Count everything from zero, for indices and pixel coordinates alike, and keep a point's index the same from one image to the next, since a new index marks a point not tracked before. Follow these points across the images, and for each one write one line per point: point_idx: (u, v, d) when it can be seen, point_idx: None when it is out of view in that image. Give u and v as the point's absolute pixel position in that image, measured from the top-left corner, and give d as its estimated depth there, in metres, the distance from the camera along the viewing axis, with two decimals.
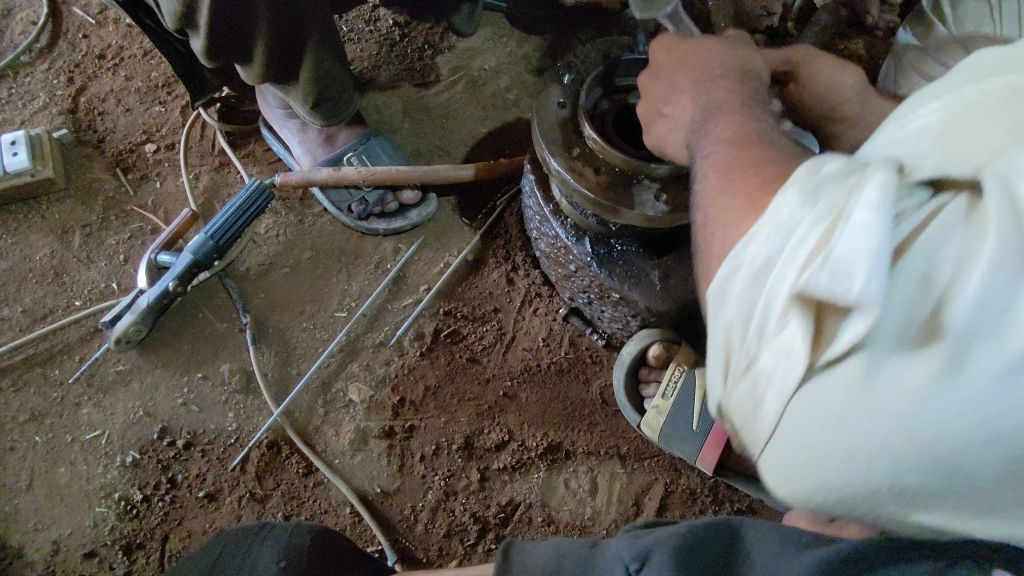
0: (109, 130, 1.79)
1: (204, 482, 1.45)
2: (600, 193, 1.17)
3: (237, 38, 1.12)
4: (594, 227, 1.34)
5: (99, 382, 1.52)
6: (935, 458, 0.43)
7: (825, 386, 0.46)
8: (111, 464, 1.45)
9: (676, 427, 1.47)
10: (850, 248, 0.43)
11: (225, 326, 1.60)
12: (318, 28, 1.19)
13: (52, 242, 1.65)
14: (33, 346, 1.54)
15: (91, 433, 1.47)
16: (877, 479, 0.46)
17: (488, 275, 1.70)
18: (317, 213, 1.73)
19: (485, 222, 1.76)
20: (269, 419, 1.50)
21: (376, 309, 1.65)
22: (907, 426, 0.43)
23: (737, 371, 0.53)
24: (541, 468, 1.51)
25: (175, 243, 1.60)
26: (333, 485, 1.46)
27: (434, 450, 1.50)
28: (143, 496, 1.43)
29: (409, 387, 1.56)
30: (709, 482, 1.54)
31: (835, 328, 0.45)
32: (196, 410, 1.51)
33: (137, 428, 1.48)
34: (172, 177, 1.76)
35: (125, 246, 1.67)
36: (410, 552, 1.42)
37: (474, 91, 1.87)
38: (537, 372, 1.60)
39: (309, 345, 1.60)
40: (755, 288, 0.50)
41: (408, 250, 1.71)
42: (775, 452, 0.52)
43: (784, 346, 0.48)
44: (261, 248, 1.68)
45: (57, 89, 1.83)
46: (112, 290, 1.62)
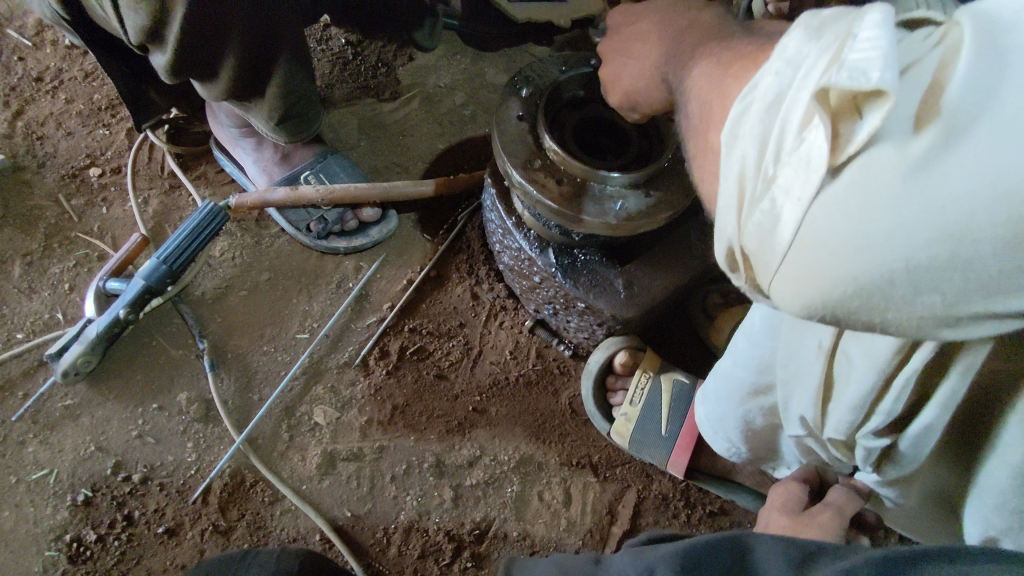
0: (49, 155, 1.72)
1: (163, 517, 1.38)
2: (565, 204, 1.17)
3: (201, 56, 1.11)
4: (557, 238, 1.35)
5: (45, 419, 1.44)
6: (956, 241, 0.41)
7: (853, 180, 0.43)
8: (62, 503, 1.37)
9: (647, 433, 1.48)
10: (867, 53, 0.42)
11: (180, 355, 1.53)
12: (287, 43, 1.18)
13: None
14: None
15: (41, 473, 1.39)
16: (898, 268, 0.44)
17: (452, 291, 1.70)
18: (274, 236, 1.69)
19: (447, 238, 1.75)
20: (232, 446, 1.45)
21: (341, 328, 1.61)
22: (905, 186, 0.42)
23: (755, 194, 0.49)
24: (514, 481, 1.50)
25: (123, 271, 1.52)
26: (301, 512, 1.42)
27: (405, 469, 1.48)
28: (95, 534, 1.35)
29: (377, 407, 1.53)
30: (681, 486, 1.55)
31: (855, 122, 0.43)
32: (152, 442, 1.44)
33: (89, 464, 1.41)
34: (119, 202, 1.70)
35: (69, 275, 1.59)
36: None
37: (429, 108, 1.87)
38: (505, 385, 1.60)
39: (271, 370, 1.56)
40: (767, 117, 0.47)
41: (370, 269, 1.69)
42: (796, 276, 0.49)
43: (807, 154, 0.45)
44: (217, 271, 1.63)
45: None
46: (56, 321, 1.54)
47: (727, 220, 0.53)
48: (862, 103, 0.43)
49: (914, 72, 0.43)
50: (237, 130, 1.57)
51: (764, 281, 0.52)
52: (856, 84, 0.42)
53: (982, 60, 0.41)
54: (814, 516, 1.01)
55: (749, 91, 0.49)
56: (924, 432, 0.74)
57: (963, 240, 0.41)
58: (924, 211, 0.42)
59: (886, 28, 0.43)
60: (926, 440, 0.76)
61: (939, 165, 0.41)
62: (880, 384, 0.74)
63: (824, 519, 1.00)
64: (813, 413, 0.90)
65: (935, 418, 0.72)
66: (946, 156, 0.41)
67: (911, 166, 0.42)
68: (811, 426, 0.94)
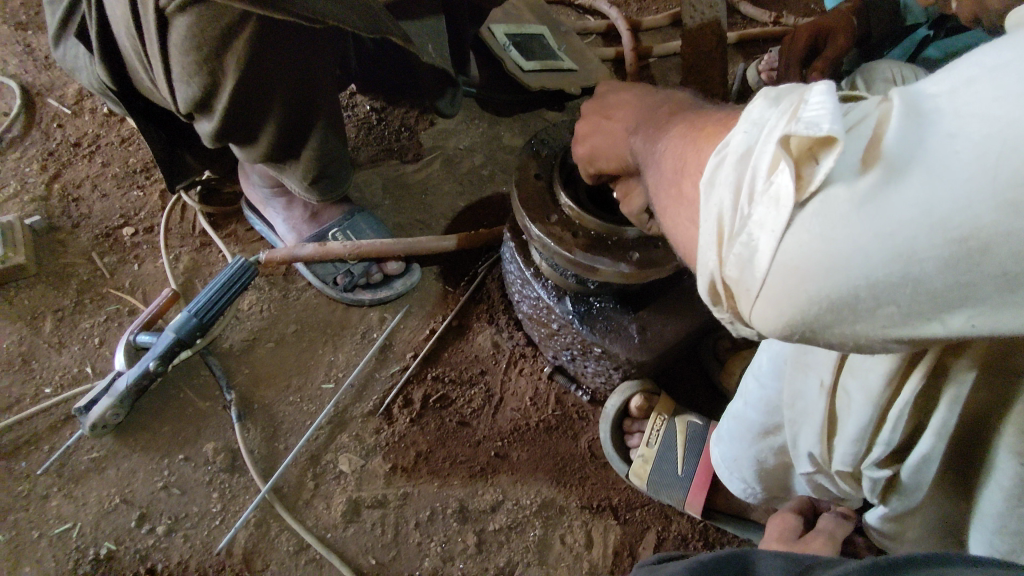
0: (640, 12, 1.93)
1: (334, 371, 1.23)
2: (585, 251, 0.99)
3: (248, 117, 0.95)
4: (573, 284, 1.08)
5: (404, 188, 1.48)
6: (905, 263, 0.37)
7: (813, 218, 0.40)
8: (287, 293, 1.30)
9: (664, 473, 1.12)
10: (820, 111, 0.40)
11: (295, 332, 1.26)
12: (469, 37, 1.37)
13: (26, 201, 1.37)
14: (43, 283, 1.27)
15: (39, 497, 1.05)
16: (861, 285, 0.39)
17: (471, 335, 1.31)
18: (456, 148, 1.56)
19: (464, 292, 1.36)
20: (314, 424, 1.16)
21: (438, 344, 1.29)
22: (864, 210, 0.38)
23: (732, 232, 0.44)
24: (538, 526, 1.11)
25: (198, 253, 1.36)
26: (442, 467, 1.15)
27: (471, 413, 1.21)
28: (108, 552, 1.02)
29: (450, 385, 1.24)
30: (701, 525, 1.15)
31: (813, 168, 0.40)
32: (343, 308, 1.30)
33: (329, 307, 1.30)
34: (659, 70, 1.76)
35: (490, 114, 1.62)
36: (340, 550, 1.06)
37: (714, 10, 1.53)
38: (526, 431, 1.21)
39: (422, 298, 1.34)
40: (744, 163, 0.44)
41: (439, 320, 1.31)
42: (772, 301, 0.43)
43: (776, 192, 0.41)
44: (452, 168, 1.52)
45: (29, 150, 1.46)
46: (121, 243, 1.35)
47: (705, 257, 0.47)
48: (815, 152, 0.41)
49: (858, 126, 0.40)
50: (268, 188, 1.27)
51: (746, 308, 0.46)
52: (809, 133, 0.40)
53: (912, 112, 0.39)
54: (806, 540, 0.89)
55: (722, 147, 0.46)
56: (922, 458, 0.60)
57: (911, 260, 0.37)
58: (878, 235, 0.38)
59: (834, 96, 0.41)
60: (931, 467, 0.61)
61: (892, 199, 0.37)
62: (875, 417, 0.61)
63: (819, 546, 0.88)
64: (821, 450, 0.73)
65: (932, 446, 0.58)
66: (889, 192, 0.38)
67: (845, 194, 0.39)
68: (819, 466, 0.76)
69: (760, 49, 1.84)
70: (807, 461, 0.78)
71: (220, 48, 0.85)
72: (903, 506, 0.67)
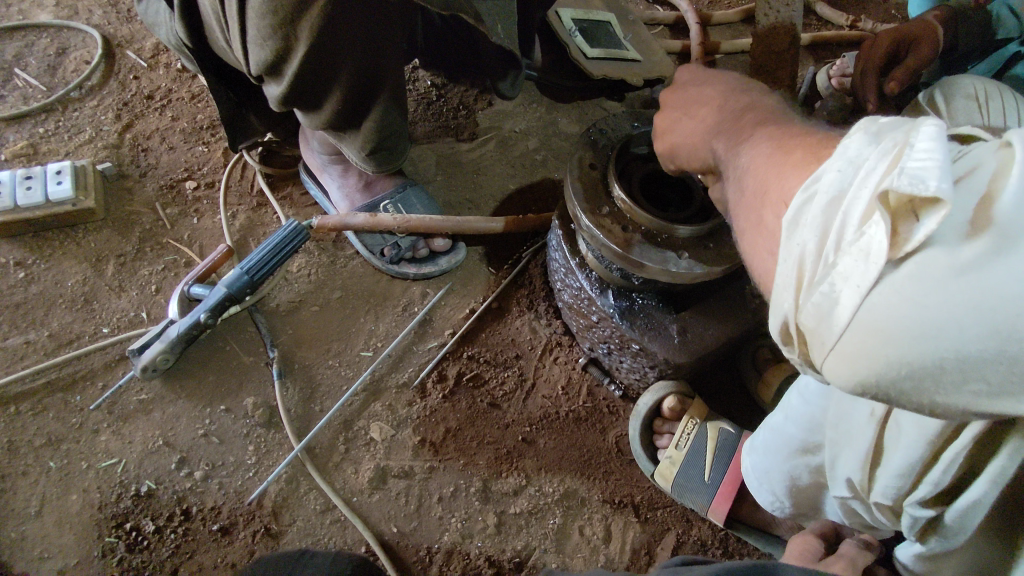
0: (713, 6, 1.87)
1: (373, 340, 1.26)
2: (632, 246, 0.98)
3: (315, 85, 0.97)
4: (618, 278, 1.08)
5: (456, 165, 1.48)
6: (1002, 340, 0.37)
7: (907, 281, 0.39)
8: (334, 259, 1.33)
9: (690, 477, 1.11)
10: (926, 163, 0.38)
11: (339, 299, 1.29)
12: (536, 18, 1.35)
13: (99, 148, 1.43)
14: (108, 228, 1.33)
15: (89, 431, 1.11)
16: (949, 355, 0.38)
17: (509, 318, 1.32)
18: (511, 130, 1.55)
19: (507, 275, 1.36)
20: (349, 390, 1.19)
21: (476, 325, 1.29)
22: (964, 281, 0.37)
23: (812, 280, 0.43)
24: (558, 515, 1.12)
25: (254, 213, 1.39)
26: (470, 446, 1.16)
27: (502, 397, 1.22)
28: (148, 490, 1.07)
29: (485, 366, 1.25)
30: (723, 534, 1.14)
31: (912, 225, 0.39)
32: (387, 279, 1.32)
33: (373, 277, 1.33)
34: (727, 67, 1.71)
35: (549, 99, 1.61)
36: (363, 514, 1.08)
37: (791, 9, 1.48)
38: (555, 420, 1.21)
39: (464, 277, 1.35)
40: (834, 208, 0.42)
41: (480, 301, 1.32)
42: (849, 357, 0.42)
43: (868, 247, 0.40)
44: (506, 150, 1.52)
45: (106, 99, 1.52)
46: (183, 196, 1.40)
47: (779, 300, 0.46)
48: (915, 207, 0.39)
49: (965, 182, 0.39)
50: (326, 154, 1.29)
51: (816, 357, 0.45)
52: (913, 189, 0.38)
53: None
54: (826, 561, 0.87)
55: (808, 185, 0.44)
56: (970, 503, 0.57)
57: (1008, 338, 0.36)
58: (977, 309, 0.37)
59: (942, 143, 0.39)
60: (978, 514, 0.58)
61: (994, 272, 0.36)
62: (926, 453, 0.59)
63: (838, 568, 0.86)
64: (861, 477, 0.71)
65: (984, 494, 0.56)
66: (994, 266, 0.37)
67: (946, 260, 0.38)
68: (857, 491, 0.74)
69: (836, 53, 1.77)
70: (844, 485, 0.76)
71: (295, 16, 0.87)
72: (941, 548, 0.65)
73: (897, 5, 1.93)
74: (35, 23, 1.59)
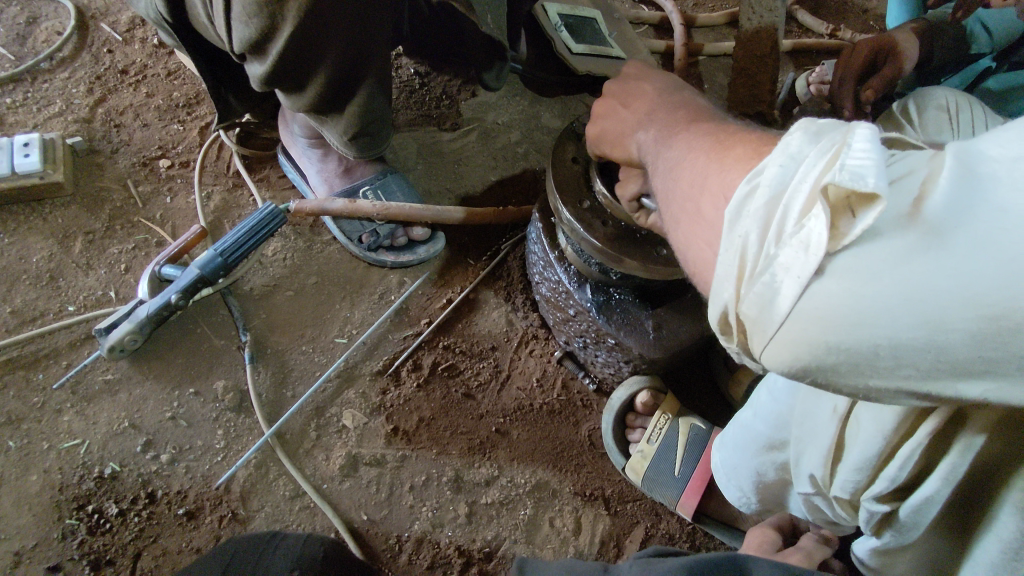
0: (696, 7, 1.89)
1: (348, 326, 1.25)
2: (612, 241, 0.99)
3: (298, 66, 0.96)
4: (595, 273, 1.08)
5: (437, 155, 1.48)
6: (933, 330, 0.37)
7: (843, 271, 0.39)
8: (311, 244, 1.31)
9: (661, 472, 1.12)
10: (864, 161, 0.40)
11: (315, 284, 1.27)
12: (523, 10, 1.35)
13: (69, 121, 1.39)
14: (77, 204, 1.30)
15: (52, 411, 1.08)
16: (882, 345, 0.39)
17: (487, 311, 1.31)
18: (494, 122, 1.55)
19: (486, 266, 1.36)
20: (322, 376, 1.18)
21: (452, 315, 1.29)
22: (897, 271, 0.38)
23: (754, 270, 0.43)
24: (529, 505, 1.12)
25: (229, 194, 1.37)
26: (443, 435, 1.16)
27: (476, 387, 1.22)
28: (113, 472, 1.05)
29: (461, 356, 1.25)
30: (690, 528, 1.15)
31: (850, 220, 0.40)
32: (363, 266, 1.31)
33: (350, 263, 1.31)
34: (709, 69, 1.72)
35: (533, 92, 1.60)
36: (333, 500, 1.08)
37: (774, 14, 1.50)
38: (529, 412, 1.21)
39: (443, 267, 1.35)
40: (777, 200, 0.43)
41: (457, 291, 1.31)
42: (787, 345, 0.43)
43: (806, 237, 0.41)
44: (488, 141, 1.52)
45: (78, 71, 1.47)
46: (156, 174, 1.37)
47: (723, 291, 0.46)
48: (854, 203, 0.40)
49: (903, 182, 0.40)
50: (306, 137, 1.27)
51: (757, 345, 0.45)
52: (852, 185, 0.39)
53: (959, 175, 0.38)
54: (786, 553, 0.89)
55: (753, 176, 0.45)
56: (924, 500, 0.59)
57: (938, 329, 0.37)
58: (908, 299, 0.37)
59: (878, 143, 0.41)
60: (932, 509, 0.60)
61: (925, 263, 0.37)
62: (883, 450, 0.61)
63: (795, 560, 0.89)
64: (822, 472, 0.73)
65: (937, 489, 0.58)
66: (926, 257, 0.37)
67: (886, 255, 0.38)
68: (818, 487, 0.76)
69: (814, 60, 1.80)
70: (807, 481, 0.78)
71: None
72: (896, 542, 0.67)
73: (875, 16, 1.96)
74: None
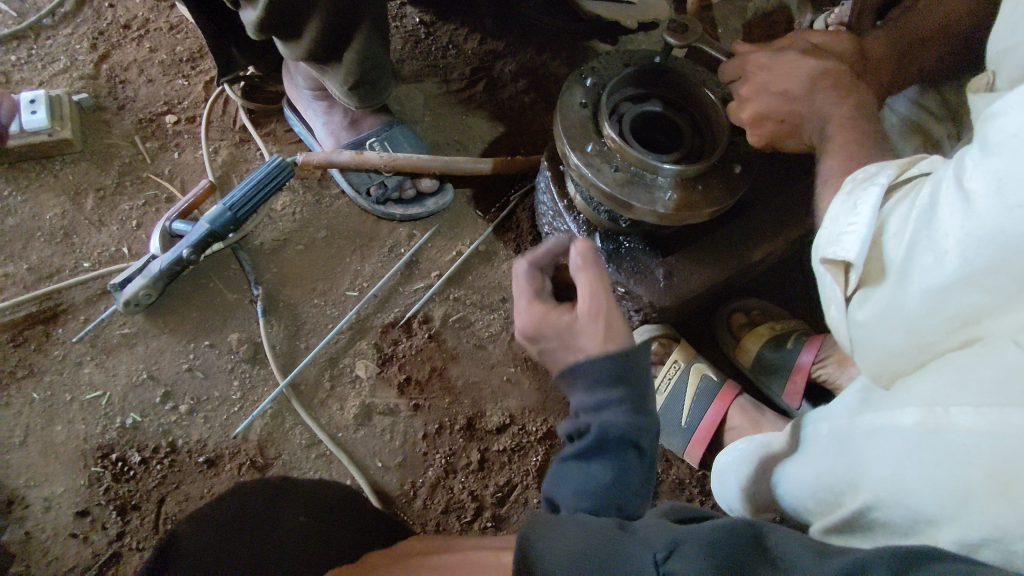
0: None
1: (359, 280, 1.25)
2: (622, 187, 0.97)
3: (289, 11, 0.94)
4: (605, 221, 1.07)
5: (444, 106, 1.45)
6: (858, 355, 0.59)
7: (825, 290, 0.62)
8: (320, 198, 1.31)
9: (669, 421, 1.13)
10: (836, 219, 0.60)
11: (325, 238, 1.27)
12: None
13: (75, 78, 1.39)
14: (86, 161, 1.30)
15: (73, 363, 1.11)
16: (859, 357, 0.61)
17: (498, 263, 1.31)
18: (501, 72, 1.52)
19: (497, 218, 1.35)
20: (335, 328, 1.19)
21: (463, 267, 1.29)
22: (905, 289, 0.51)
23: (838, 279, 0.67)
24: (540, 453, 1.14)
25: (237, 149, 1.36)
26: (455, 384, 1.17)
27: (488, 338, 1.23)
28: (134, 422, 1.07)
29: (472, 308, 1.25)
30: (700, 474, 1.17)
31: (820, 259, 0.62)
32: (372, 220, 1.31)
33: (359, 217, 1.31)
34: (723, 11, 1.66)
35: (540, 40, 1.56)
36: (348, 448, 1.10)
37: None
38: (540, 362, 1.22)
39: (452, 220, 1.34)
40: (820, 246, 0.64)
41: (466, 243, 1.31)
42: None
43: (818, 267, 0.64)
44: (497, 91, 1.49)
45: (80, 27, 1.46)
46: (163, 130, 1.36)
47: None
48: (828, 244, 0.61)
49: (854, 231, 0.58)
50: (310, 89, 1.26)
51: None
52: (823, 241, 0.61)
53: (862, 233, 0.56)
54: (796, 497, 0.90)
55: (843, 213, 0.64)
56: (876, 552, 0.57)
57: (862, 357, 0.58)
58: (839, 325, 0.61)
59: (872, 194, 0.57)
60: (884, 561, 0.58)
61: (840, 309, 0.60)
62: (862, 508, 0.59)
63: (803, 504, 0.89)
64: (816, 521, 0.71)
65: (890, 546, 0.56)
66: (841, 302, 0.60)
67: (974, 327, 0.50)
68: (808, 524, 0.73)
69: None
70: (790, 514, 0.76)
71: None
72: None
73: None
74: None
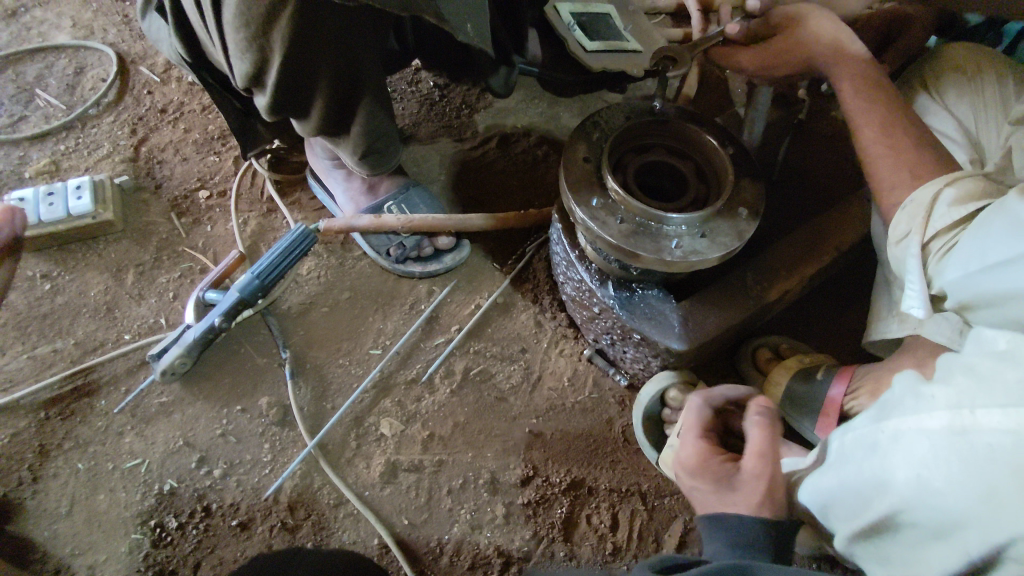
0: None
1: (382, 339, 1.29)
2: (628, 238, 0.99)
3: (297, 93, 1.00)
4: (616, 270, 1.08)
5: (459, 165, 1.50)
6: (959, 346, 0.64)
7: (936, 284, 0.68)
8: (342, 261, 1.36)
9: None
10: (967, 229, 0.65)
11: (348, 299, 1.32)
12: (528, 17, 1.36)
13: (117, 161, 1.49)
14: (127, 239, 1.39)
15: (114, 433, 1.16)
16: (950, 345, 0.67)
17: (517, 314, 1.33)
18: (513, 128, 1.57)
19: (514, 269, 1.38)
20: (359, 387, 1.22)
21: (482, 320, 1.31)
22: None
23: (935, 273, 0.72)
24: (566, 504, 1.13)
25: (264, 219, 1.43)
26: (478, 437, 1.18)
27: (510, 389, 1.24)
28: (171, 488, 1.12)
29: (492, 360, 1.27)
30: None
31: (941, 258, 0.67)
32: (392, 279, 1.35)
33: (379, 277, 1.35)
34: None
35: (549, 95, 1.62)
36: (376, 505, 1.12)
37: None
38: (562, 411, 1.23)
39: (470, 273, 1.37)
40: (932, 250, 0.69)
41: (484, 296, 1.34)
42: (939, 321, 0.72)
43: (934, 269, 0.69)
44: (509, 147, 1.54)
45: (122, 114, 1.57)
46: (197, 205, 1.45)
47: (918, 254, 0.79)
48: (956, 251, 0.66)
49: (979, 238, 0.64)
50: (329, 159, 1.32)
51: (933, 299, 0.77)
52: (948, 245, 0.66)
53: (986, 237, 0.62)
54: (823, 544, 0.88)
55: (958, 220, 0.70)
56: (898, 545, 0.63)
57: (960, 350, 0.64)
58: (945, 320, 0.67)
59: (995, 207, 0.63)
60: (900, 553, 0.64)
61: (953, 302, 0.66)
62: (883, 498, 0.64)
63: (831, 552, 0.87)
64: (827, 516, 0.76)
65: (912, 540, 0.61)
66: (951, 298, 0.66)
67: (996, 355, 0.59)
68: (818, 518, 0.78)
69: None
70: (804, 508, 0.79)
71: (265, 28, 0.90)
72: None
73: None
74: (53, 46, 1.66)
